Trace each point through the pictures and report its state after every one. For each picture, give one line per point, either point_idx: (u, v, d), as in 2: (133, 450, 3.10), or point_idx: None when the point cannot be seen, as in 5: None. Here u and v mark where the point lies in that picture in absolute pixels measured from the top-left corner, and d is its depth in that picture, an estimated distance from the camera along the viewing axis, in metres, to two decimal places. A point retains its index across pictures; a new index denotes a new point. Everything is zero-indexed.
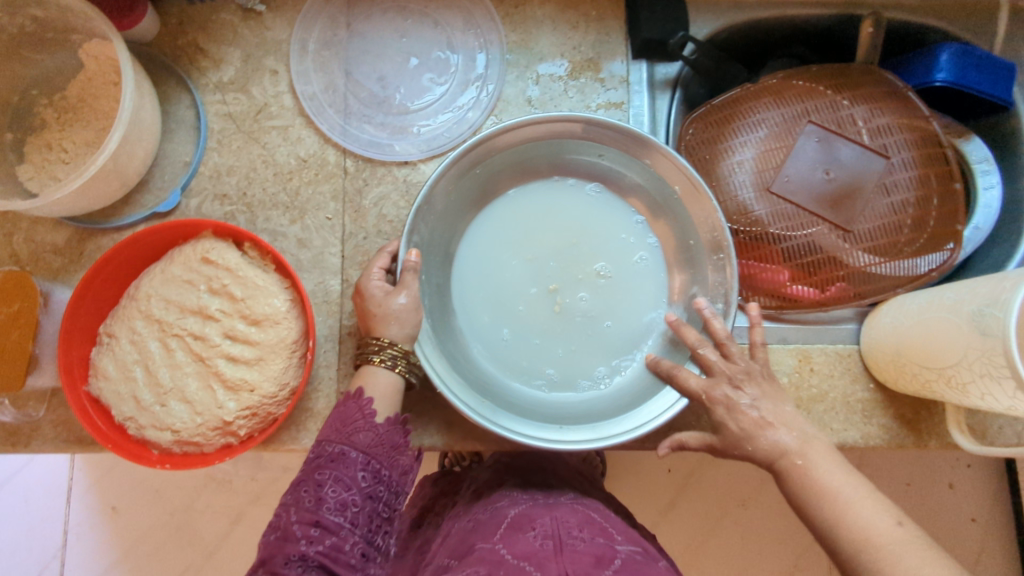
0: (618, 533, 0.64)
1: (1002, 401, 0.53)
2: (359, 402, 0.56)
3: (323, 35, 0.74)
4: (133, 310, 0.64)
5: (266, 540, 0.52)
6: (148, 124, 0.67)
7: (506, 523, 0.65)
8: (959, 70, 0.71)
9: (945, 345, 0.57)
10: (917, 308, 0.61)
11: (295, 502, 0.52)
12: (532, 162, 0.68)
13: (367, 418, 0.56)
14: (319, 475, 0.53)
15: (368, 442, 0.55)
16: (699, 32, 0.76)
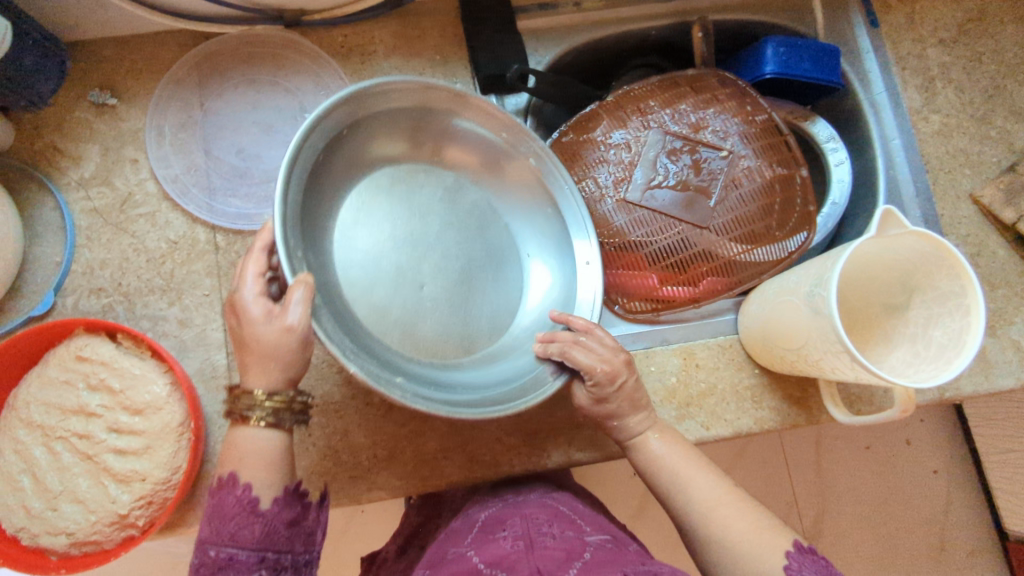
0: (587, 524, 0.68)
1: (850, 372, 0.55)
2: (235, 490, 0.54)
3: (177, 118, 0.76)
4: (14, 419, 0.64)
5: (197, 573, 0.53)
6: (5, 233, 0.67)
7: (477, 527, 0.68)
8: (786, 60, 0.74)
9: (795, 327, 0.59)
10: (772, 293, 0.64)
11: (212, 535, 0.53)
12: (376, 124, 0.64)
13: (252, 510, 0.54)
14: (233, 547, 0.53)
15: (254, 537, 0.54)
16: (541, 61, 0.79)
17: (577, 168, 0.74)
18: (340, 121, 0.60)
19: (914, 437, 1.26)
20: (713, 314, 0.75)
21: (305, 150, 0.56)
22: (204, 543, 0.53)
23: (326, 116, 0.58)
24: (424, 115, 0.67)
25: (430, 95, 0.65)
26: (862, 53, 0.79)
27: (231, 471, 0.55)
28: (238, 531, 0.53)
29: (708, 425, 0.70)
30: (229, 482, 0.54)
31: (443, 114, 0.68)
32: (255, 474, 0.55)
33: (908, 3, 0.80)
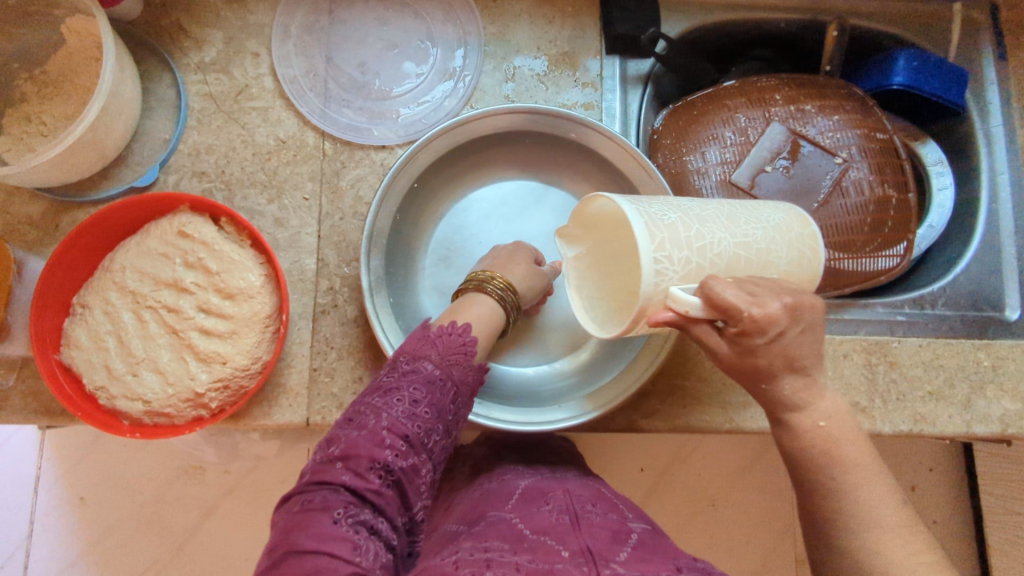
0: (629, 511, 0.61)
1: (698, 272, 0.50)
2: (460, 332, 0.54)
3: (305, 21, 0.76)
4: (108, 281, 0.65)
5: (365, 413, 0.49)
6: (126, 99, 0.67)
7: (517, 495, 0.61)
8: (916, 74, 0.75)
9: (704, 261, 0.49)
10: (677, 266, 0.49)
11: (384, 407, 0.49)
12: (464, 151, 0.72)
13: (466, 351, 0.54)
14: (413, 388, 0.50)
15: (459, 375, 0.53)
16: (671, 31, 0.79)
17: (687, 145, 0.75)
18: (449, 146, 0.69)
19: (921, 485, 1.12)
20: None
21: (400, 180, 0.66)
22: (415, 354, 0.53)
23: (432, 142, 0.66)
24: (528, 137, 0.73)
25: (526, 126, 0.70)
26: (987, 84, 0.79)
27: (453, 318, 0.56)
28: (454, 361, 0.53)
29: None
30: (462, 328, 0.55)
31: (531, 137, 0.73)
32: (480, 334, 0.56)
33: None
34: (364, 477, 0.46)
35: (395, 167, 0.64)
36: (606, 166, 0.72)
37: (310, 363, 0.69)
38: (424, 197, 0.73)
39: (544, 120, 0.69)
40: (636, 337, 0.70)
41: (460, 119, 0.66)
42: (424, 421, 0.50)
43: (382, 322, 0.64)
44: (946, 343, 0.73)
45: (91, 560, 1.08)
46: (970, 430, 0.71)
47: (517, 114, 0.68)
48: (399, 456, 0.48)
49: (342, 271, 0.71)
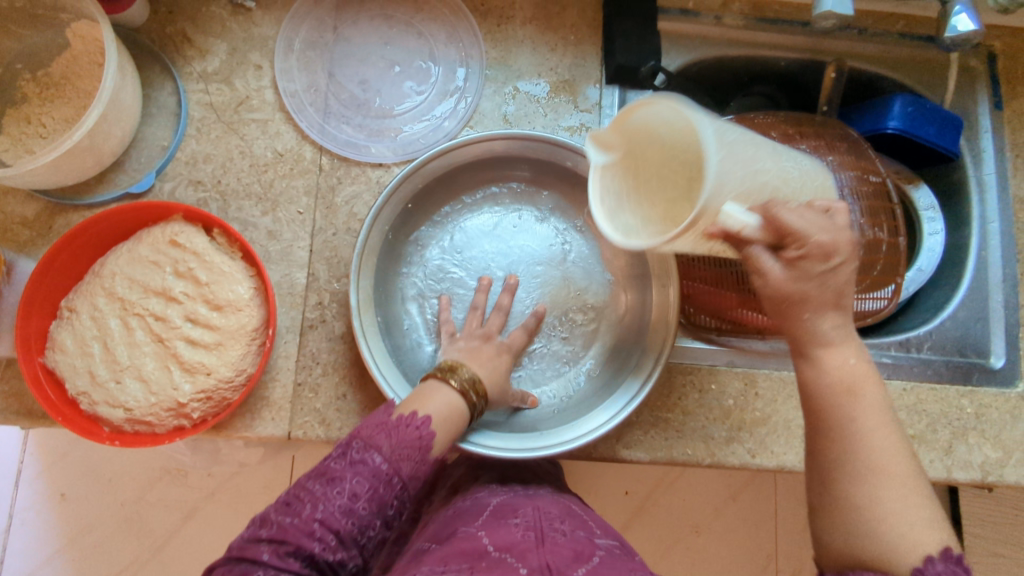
0: (598, 528, 0.61)
1: (655, 232, 0.50)
2: (416, 424, 0.55)
3: (309, 36, 0.77)
4: (97, 286, 0.65)
5: (304, 498, 0.50)
6: (126, 106, 0.68)
7: (488, 511, 0.61)
8: (911, 120, 0.76)
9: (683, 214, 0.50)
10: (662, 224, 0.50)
11: (323, 495, 0.50)
12: (459, 177, 0.74)
13: (420, 448, 0.54)
14: (355, 480, 0.51)
15: (409, 472, 0.54)
16: (672, 63, 0.80)
17: None
18: (444, 168, 0.70)
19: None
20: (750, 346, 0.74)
21: (394, 202, 0.67)
22: (368, 442, 0.53)
23: (426, 164, 0.68)
24: (526, 161, 0.74)
25: (522, 152, 0.71)
26: (981, 132, 0.80)
27: (415, 411, 0.56)
28: (404, 458, 0.53)
29: (754, 453, 0.71)
30: (421, 422, 0.55)
31: (527, 163, 0.74)
32: (439, 430, 0.56)
33: None
34: (286, 562, 0.48)
35: (386, 192, 0.65)
36: None
37: (295, 377, 0.69)
38: (419, 215, 0.74)
39: (538, 147, 0.70)
40: (628, 364, 0.70)
41: (452, 144, 0.67)
42: (359, 517, 0.51)
43: (369, 344, 0.64)
44: (931, 388, 0.73)
45: (67, 557, 1.08)
46: (950, 476, 0.71)
47: (511, 141, 0.70)
48: (327, 548, 0.49)
49: (332, 286, 0.71)
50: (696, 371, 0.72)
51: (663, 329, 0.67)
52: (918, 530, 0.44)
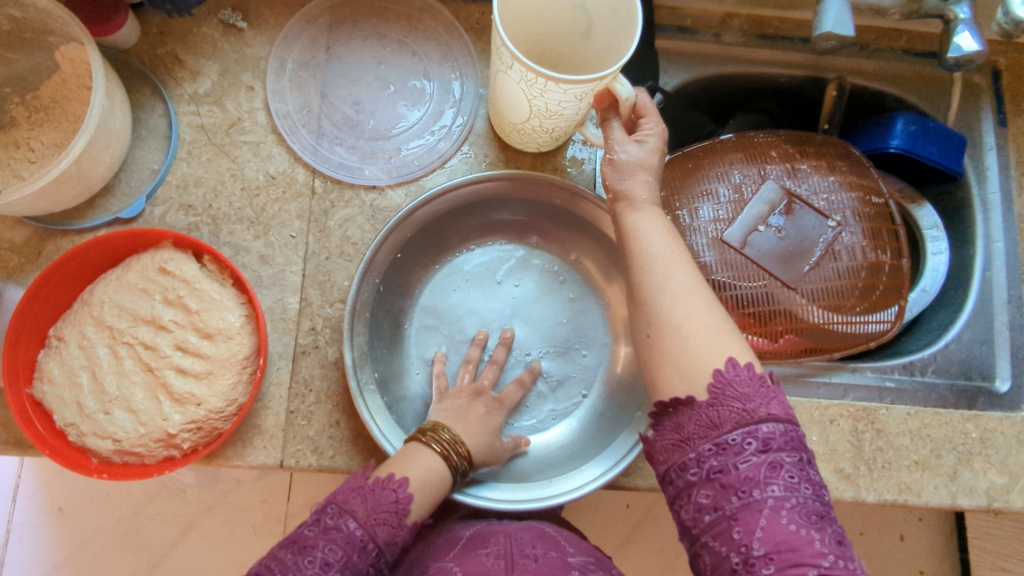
0: (571, 546, 0.61)
1: (536, 124, 0.64)
2: (394, 487, 0.52)
3: (302, 56, 0.76)
4: (85, 315, 0.64)
5: (274, 570, 0.46)
6: (115, 130, 0.67)
7: (461, 543, 0.60)
8: (912, 138, 0.75)
9: (512, 99, 0.61)
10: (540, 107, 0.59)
11: (293, 566, 0.47)
12: (447, 225, 0.73)
13: (398, 512, 0.51)
14: (329, 548, 0.48)
15: (386, 538, 0.50)
16: (670, 81, 0.79)
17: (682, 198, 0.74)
18: (433, 216, 0.70)
19: (908, 535, 1.11)
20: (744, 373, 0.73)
21: (384, 248, 0.67)
22: (343, 508, 0.50)
23: (414, 212, 0.67)
24: (515, 203, 0.74)
25: (510, 193, 0.71)
26: (985, 150, 0.78)
27: (391, 471, 0.53)
28: (380, 522, 0.50)
29: None
30: (397, 484, 0.52)
31: (514, 206, 0.74)
32: (420, 496, 0.53)
33: None
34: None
35: (378, 237, 0.65)
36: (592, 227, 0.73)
37: (287, 404, 0.68)
38: (412, 259, 0.73)
39: (525, 186, 0.71)
40: (624, 408, 0.70)
41: (433, 194, 0.67)
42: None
43: (366, 402, 0.64)
44: (935, 413, 0.72)
45: (63, 575, 1.07)
46: (955, 503, 0.69)
47: (499, 181, 0.70)
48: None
49: (325, 311, 0.70)
50: None
51: None
52: (715, 331, 0.48)
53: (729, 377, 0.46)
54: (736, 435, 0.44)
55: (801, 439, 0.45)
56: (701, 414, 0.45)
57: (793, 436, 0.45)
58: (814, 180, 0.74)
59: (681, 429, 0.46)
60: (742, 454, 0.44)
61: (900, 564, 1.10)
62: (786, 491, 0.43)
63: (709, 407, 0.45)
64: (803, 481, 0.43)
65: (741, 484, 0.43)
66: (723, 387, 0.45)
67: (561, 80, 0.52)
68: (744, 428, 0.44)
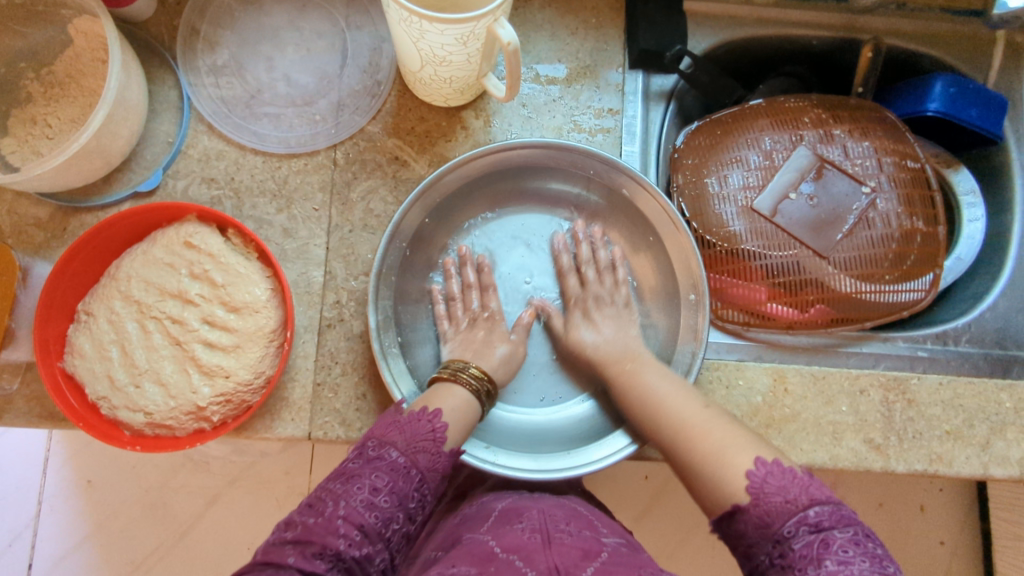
0: (604, 527, 0.61)
1: (432, 73, 0.63)
2: (431, 420, 0.57)
3: (320, 26, 0.75)
4: (113, 290, 0.64)
5: (326, 499, 0.51)
6: (133, 104, 0.66)
7: (493, 517, 0.61)
8: (952, 101, 0.72)
9: (405, 53, 0.63)
10: (446, 60, 0.60)
11: (344, 494, 0.51)
12: (478, 190, 0.73)
13: (435, 441, 0.56)
14: (375, 476, 0.52)
15: (426, 465, 0.55)
16: (698, 46, 0.76)
17: (710, 168, 0.73)
18: (463, 180, 0.70)
19: (929, 505, 1.10)
20: (766, 344, 0.72)
21: (411, 216, 0.67)
22: (383, 440, 0.55)
23: (445, 176, 0.67)
24: (546, 171, 0.73)
25: (547, 160, 0.71)
26: None
27: (426, 405, 0.59)
28: (420, 450, 0.56)
29: (784, 451, 0.68)
30: (432, 415, 0.57)
31: (550, 172, 0.73)
32: (452, 421, 0.59)
33: None
34: (312, 561, 0.47)
35: (405, 203, 0.65)
36: (623, 199, 0.72)
37: (314, 377, 0.68)
38: (441, 230, 0.73)
39: (555, 153, 0.70)
40: None
41: (459, 161, 0.67)
42: (382, 511, 0.52)
43: (388, 364, 0.64)
44: (968, 383, 0.71)
45: (95, 544, 1.09)
46: (987, 473, 0.69)
47: (533, 149, 0.69)
48: (353, 545, 0.49)
49: (349, 284, 0.70)
50: (724, 367, 0.70)
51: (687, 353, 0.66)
52: (731, 438, 0.54)
53: (763, 474, 0.51)
54: (791, 528, 0.47)
55: (852, 515, 0.48)
56: (753, 517, 0.49)
57: (840, 514, 0.48)
58: (847, 144, 0.72)
59: (743, 540, 0.50)
60: (797, 535, 0.47)
61: (920, 533, 1.09)
62: (841, 564, 0.45)
63: (754, 507, 0.49)
64: (864, 556, 0.45)
65: (799, 564, 0.46)
66: (761, 488, 0.50)
67: (444, 20, 0.53)
68: (795, 518, 0.47)
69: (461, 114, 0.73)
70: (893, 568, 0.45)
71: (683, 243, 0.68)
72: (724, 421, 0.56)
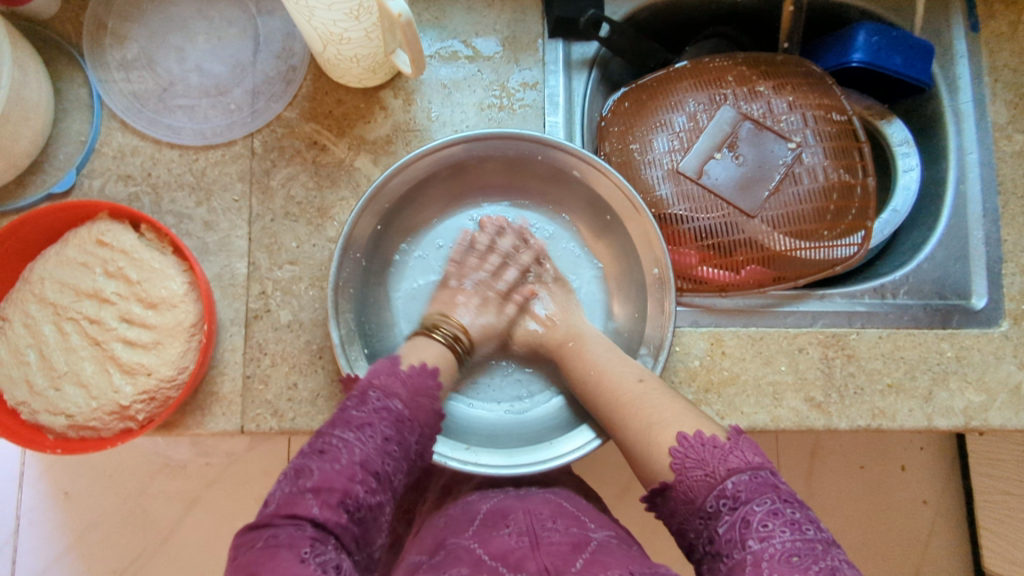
0: (592, 521, 0.59)
1: (336, 53, 0.62)
2: (429, 375, 0.57)
3: (231, 14, 0.74)
4: (28, 293, 0.63)
5: (337, 446, 0.50)
6: (33, 104, 0.65)
7: (479, 518, 0.60)
8: (876, 50, 0.71)
9: (308, 36, 0.62)
10: (343, 38, 0.59)
11: (355, 441, 0.50)
12: (426, 190, 0.70)
13: (432, 395, 0.56)
14: (385, 424, 0.52)
15: (425, 415, 0.55)
16: (618, 11, 0.74)
17: (634, 134, 0.72)
18: (408, 184, 0.67)
19: (910, 465, 1.08)
20: (695, 310, 0.71)
21: (360, 225, 0.64)
22: (386, 390, 0.54)
23: (388, 182, 0.64)
24: (494, 163, 0.70)
25: (491, 151, 0.67)
26: (956, 57, 0.74)
27: (435, 380, 0.59)
28: (421, 404, 0.55)
29: (723, 415, 0.67)
30: (432, 370, 0.58)
31: (499, 164, 0.70)
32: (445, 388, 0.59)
33: (1016, 11, 0.74)
34: (334, 511, 0.47)
35: (351, 216, 0.62)
36: (575, 184, 0.69)
37: (243, 369, 0.67)
38: (395, 232, 0.70)
39: (504, 145, 0.67)
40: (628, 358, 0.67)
41: (398, 167, 0.63)
42: (392, 457, 0.52)
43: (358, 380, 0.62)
44: (908, 334, 0.70)
45: (73, 556, 1.07)
46: (931, 424, 0.68)
47: (483, 140, 0.65)
48: (369, 492, 0.50)
49: (274, 273, 0.69)
50: None
51: (652, 342, 0.64)
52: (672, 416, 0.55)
53: (685, 450, 0.52)
54: (712, 503, 0.48)
55: (771, 483, 0.48)
56: (680, 495, 0.51)
57: (758, 480, 0.48)
58: (771, 101, 0.71)
59: (676, 516, 0.52)
60: (720, 516, 0.48)
61: (901, 492, 1.07)
62: (763, 541, 0.45)
63: (681, 486, 0.51)
64: (784, 525, 0.46)
65: (725, 548, 0.46)
66: (684, 464, 0.51)
67: None
68: (713, 492, 0.49)
69: (379, 94, 0.71)
70: (815, 529, 0.46)
71: (647, 233, 0.64)
72: (658, 394, 0.57)
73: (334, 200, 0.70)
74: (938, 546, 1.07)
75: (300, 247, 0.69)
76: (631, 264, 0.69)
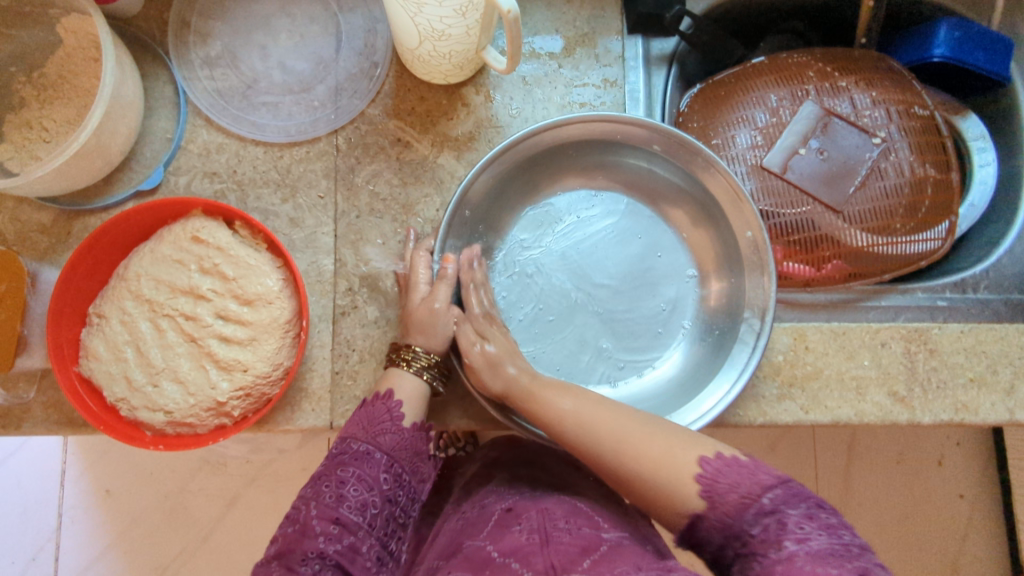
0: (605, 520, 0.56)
1: (431, 49, 0.62)
2: (387, 403, 0.58)
3: (311, 10, 0.74)
4: (123, 290, 0.63)
5: (304, 504, 0.54)
6: (129, 101, 0.65)
7: (493, 520, 0.57)
8: (957, 44, 0.72)
9: (400, 30, 0.62)
10: (444, 33, 0.59)
11: (315, 496, 0.54)
12: (508, 185, 0.70)
13: (394, 421, 0.58)
14: (341, 471, 0.55)
15: (391, 444, 0.57)
16: (697, 6, 0.75)
17: (717, 129, 0.72)
18: (492, 180, 0.66)
19: (946, 460, 1.08)
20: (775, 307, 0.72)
21: (452, 227, 0.64)
22: (344, 437, 0.58)
23: (475, 182, 0.64)
24: (579, 148, 0.70)
25: (576, 136, 0.67)
26: None
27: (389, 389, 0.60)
28: (381, 433, 0.57)
29: (808, 409, 0.68)
30: (385, 396, 0.59)
31: (585, 147, 0.70)
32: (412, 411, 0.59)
33: None
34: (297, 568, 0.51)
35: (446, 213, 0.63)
36: (663, 162, 0.69)
37: (331, 366, 0.67)
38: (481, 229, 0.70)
39: (591, 128, 0.67)
40: (728, 328, 0.67)
41: (485, 163, 0.63)
42: (354, 501, 0.54)
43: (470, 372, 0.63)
44: (990, 329, 0.70)
45: (116, 553, 1.07)
46: (1013, 418, 0.68)
47: (567, 127, 0.66)
48: (331, 540, 0.53)
49: (359, 270, 0.69)
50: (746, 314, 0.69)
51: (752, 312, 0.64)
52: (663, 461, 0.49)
53: (712, 473, 0.47)
54: (752, 522, 0.45)
55: (805, 491, 0.45)
56: (714, 516, 0.47)
57: (794, 493, 0.45)
58: (852, 95, 0.71)
59: (715, 543, 0.47)
60: (755, 522, 0.45)
61: (937, 486, 1.07)
62: (801, 543, 0.42)
63: (713, 510, 0.47)
64: (821, 529, 0.43)
65: (761, 549, 0.43)
66: (713, 483, 0.47)
67: None
68: (751, 510, 0.45)
69: (461, 91, 0.72)
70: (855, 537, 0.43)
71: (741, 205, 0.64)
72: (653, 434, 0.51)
73: (418, 197, 0.70)
74: (977, 542, 1.07)
75: (385, 244, 0.69)
76: (727, 241, 0.68)
